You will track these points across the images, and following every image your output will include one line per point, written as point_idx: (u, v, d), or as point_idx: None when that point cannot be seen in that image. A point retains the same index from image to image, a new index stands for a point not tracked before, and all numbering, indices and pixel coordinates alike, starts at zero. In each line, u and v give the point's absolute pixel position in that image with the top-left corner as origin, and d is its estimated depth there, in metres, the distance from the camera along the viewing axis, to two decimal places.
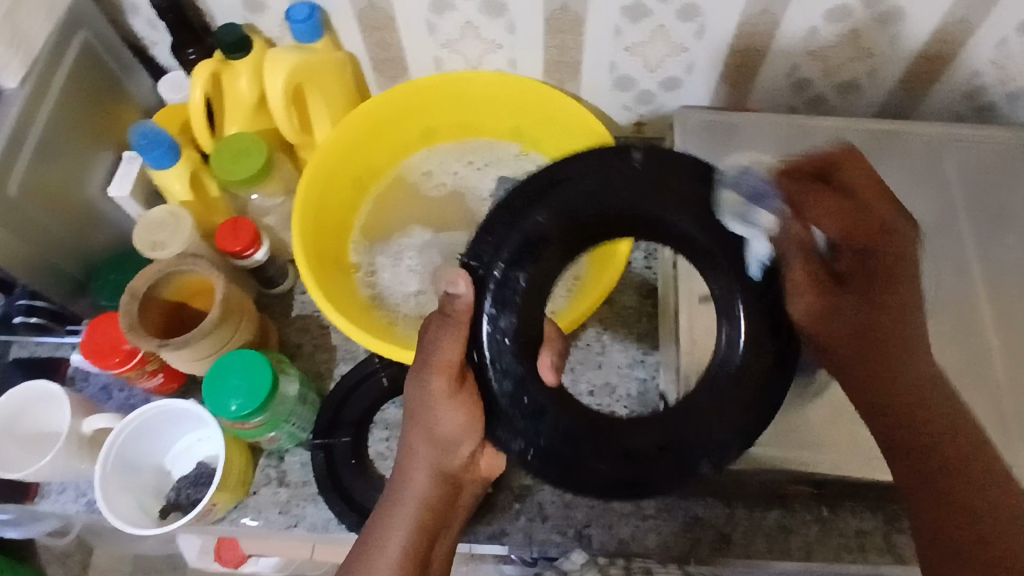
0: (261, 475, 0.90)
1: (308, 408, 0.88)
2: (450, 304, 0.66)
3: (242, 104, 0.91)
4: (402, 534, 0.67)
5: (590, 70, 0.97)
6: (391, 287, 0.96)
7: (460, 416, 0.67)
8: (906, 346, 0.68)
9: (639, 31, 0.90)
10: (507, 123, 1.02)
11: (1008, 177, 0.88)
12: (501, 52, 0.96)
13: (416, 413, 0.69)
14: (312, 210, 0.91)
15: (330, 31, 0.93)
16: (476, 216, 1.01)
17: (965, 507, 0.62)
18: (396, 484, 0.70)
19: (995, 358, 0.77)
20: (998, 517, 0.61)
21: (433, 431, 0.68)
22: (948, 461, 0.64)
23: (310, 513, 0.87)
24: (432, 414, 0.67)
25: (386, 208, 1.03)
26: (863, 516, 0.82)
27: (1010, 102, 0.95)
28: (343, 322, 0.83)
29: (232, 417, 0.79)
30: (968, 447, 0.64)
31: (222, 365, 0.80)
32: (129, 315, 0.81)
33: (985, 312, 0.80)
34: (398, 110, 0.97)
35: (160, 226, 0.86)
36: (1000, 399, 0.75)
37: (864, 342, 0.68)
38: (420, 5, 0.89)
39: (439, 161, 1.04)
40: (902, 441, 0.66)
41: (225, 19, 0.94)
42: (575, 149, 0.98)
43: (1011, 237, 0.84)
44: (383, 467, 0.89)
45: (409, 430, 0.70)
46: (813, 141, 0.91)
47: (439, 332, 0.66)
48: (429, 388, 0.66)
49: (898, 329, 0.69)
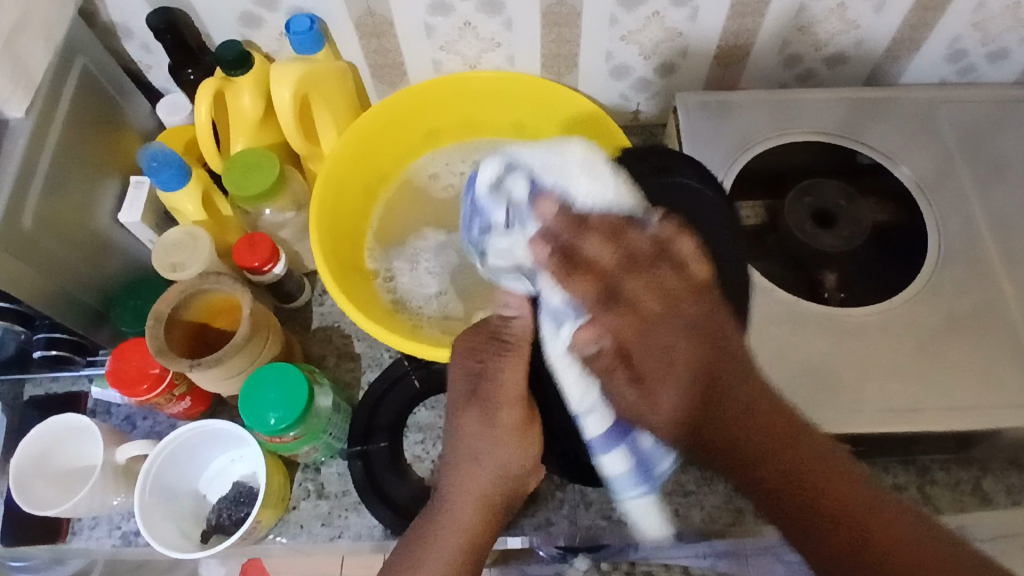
0: (299, 489, 0.89)
1: (342, 416, 0.88)
2: (506, 330, 0.72)
3: (247, 120, 0.91)
4: (449, 545, 0.70)
5: (588, 62, 0.99)
6: (411, 290, 0.97)
7: (501, 425, 0.72)
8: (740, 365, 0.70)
9: (634, 19, 0.92)
10: (509, 120, 1.03)
11: (998, 131, 0.92)
12: (500, 50, 0.97)
13: (461, 430, 0.73)
14: (326, 217, 0.91)
15: (328, 41, 0.93)
16: None
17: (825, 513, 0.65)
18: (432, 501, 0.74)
19: (1010, 302, 0.80)
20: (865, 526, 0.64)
21: (476, 452, 0.73)
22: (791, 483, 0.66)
23: (353, 523, 0.87)
24: (488, 439, 0.72)
25: (396, 213, 1.03)
26: (896, 472, 0.84)
27: (989, 62, 0.99)
28: (374, 326, 0.83)
29: (270, 431, 0.79)
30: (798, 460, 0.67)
31: (257, 379, 0.80)
32: (157, 338, 0.80)
33: (994, 260, 0.83)
34: (401, 113, 0.97)
35: (178, 247, 0.87)
36: (1019, 339, 0.78)
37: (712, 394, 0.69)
38: (418, 8, 0.89)
39: (444, 163, 1.05)
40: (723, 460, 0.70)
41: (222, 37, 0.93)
42: None
43: (1010, 187, 0.88)
44: (421, 469, 0.89)
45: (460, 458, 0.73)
46: (808, 112, 0.94)
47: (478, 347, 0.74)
48: (496, 419, 0.72)
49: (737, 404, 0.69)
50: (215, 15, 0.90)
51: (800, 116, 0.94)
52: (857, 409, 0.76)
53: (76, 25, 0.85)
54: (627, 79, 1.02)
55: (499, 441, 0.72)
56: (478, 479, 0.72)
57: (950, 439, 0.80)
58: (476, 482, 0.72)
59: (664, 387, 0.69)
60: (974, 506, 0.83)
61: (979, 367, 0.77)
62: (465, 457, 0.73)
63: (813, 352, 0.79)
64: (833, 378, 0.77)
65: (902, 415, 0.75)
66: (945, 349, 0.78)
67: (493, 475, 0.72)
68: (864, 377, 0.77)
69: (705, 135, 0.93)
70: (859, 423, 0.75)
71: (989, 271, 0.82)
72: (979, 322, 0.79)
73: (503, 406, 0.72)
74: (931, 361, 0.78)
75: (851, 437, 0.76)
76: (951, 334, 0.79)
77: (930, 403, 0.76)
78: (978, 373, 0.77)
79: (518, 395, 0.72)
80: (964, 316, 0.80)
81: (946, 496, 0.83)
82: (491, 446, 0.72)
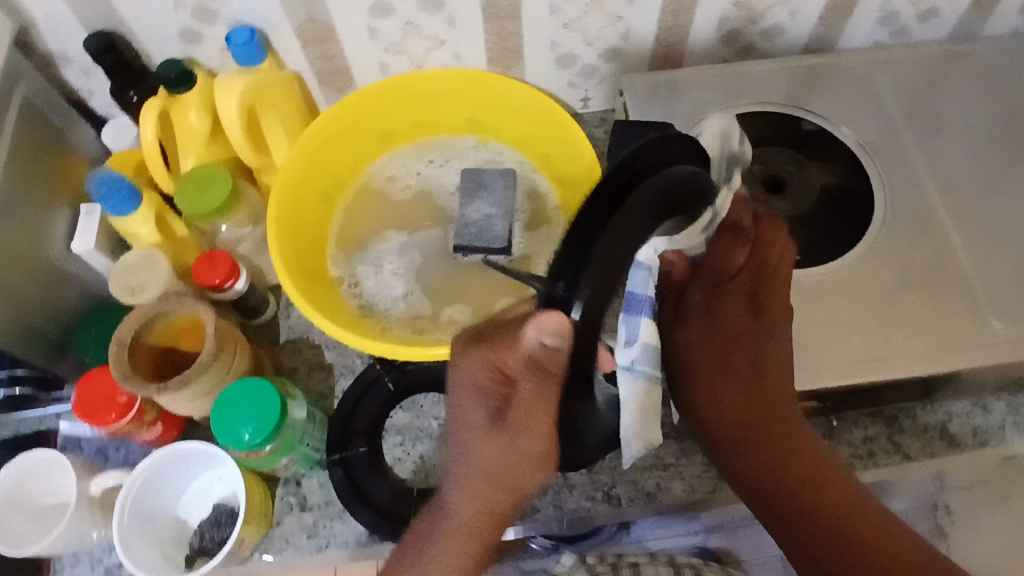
0: (282, 504, 0.89)
1: (318, 425, 0.88)
2: (542, 357, 0.59)
3: (195, 136, 0.90)
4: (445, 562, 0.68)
5: (534, 54, 0.99)
6: (378, 293, 0.97)
7: (512, 439, 0.66)
8: (761, 337, 0.77)
9: (574, 6, 0.92)
10: (460, 117, 1.03)
11: (934, 88, 0.95)
12: (446, 47, 0.97)
13: (462, 438, 0.68)
14: (284, 226, 0.91)
15: (272, 52, 0.92)
16: (448, 210, 1.03)
17: (800, 506, 0.72)
18: (434, 505, 0.71)
19: (959, 250, 0.83)
20: (833, 506, 0.72)
21: (479, 462, 0.67)
22: (789, 485, 0.74)
23: (339, 531, 0.86)
24: (502, 464, 0.67)
25: (355, 218, 1.03)
26: (865, 424, 0.87)
27: (920, 22, 1.02)
28: (342, 332, 0.83)
29: (246, 446, 0.78)
30: (787, 447, 0.75)
31: (229, 397, 0.79)
32: (121, 365, 0.79)
33: (940, 212, 0.85)
34: (352, 117, 0.97)
35: (136, 270, 0.86)
36: (970, 284, 0.81)
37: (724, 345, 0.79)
38: (360, 11, 0.89)
39: (400, 165, 1.05)
40: (735, 429, 0.77)
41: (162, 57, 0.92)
42: (530, 129, 1.01)
43: (949, 141, 0.91)
44: (402, 469, 0.90)
45: (465, 470, 0.68)
46: (753, 85, 0.96)
47: (487, 356, 0.67)
48: (517, 442, 0.65)
49: (752, 355, 0.78)
50: (152, 34, 0.88)
51: (745, 89, 0.96)
52: (821, 366, 0.78)
53: (10, 56, 0.83)
54: (574, 68, 1.02)
55: (509, 458, 0.66)
56: (481, 488, 0.68)
57: (913, 389, 0.82)
58: (480, 496, 0.68)
59: (681, 329, 0.80)
60: (942, 451, 0.86)
61: (934, 315, 0.79)
62: (462, 463, 0.68)
63: None
64: (797, 337, 0.79)
65: (866, 367, 0.77)
66: (900, 302, 0.81)
67: (497, 491, 0.68)
68: (826, 332, 0.79)
69: (654, 116, 0.94)
70: (824, 379, 0.77)
71: (936, 224, 0.85)
72: (929, 273, 0.82)
73: (516, 426, 0.65)
74: (888, 315, 0.80)
75: (816, 393, 0.78)
76: (906, 288, 0.81)
77: (890, 353, 0.78)
78: (933, 322, 0.79)
79: (539, 420, 0.64)
80: (915, 265, 0.82)
81: (914, 444, 0.86)
82: (492, 455, 0.67)
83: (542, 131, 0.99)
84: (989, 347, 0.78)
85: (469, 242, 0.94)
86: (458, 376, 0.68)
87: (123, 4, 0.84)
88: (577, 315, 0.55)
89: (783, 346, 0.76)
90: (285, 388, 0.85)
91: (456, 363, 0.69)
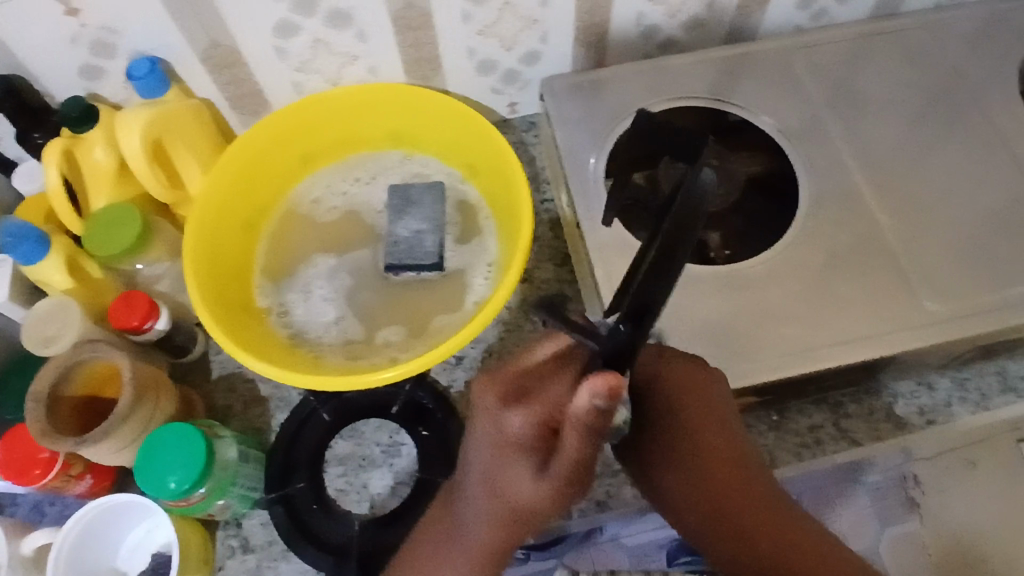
0: (223, 547, 0.85)
1: (253, 464, 0.85)
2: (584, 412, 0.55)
3: (102, 174, 0.87)
4: None
5: (454, 60, 0.96)
6: (308, 321, 0.93)
7: (551, 488, 0.60)
8: (721, 450, 0.71)
9: (486, 12, 0.90)
10: (383, 131, 1.00)
11: (853, 68, 0.94)
12: (360, 62, 0.94)
13: (486, 473, 0.62)
14: (202, 257, 0.88)
15: (177, 81, 0.89)
16: (377, 229, 1.00)
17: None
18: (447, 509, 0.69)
19: (886, 229, 0.82)
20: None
21: (509, 500, 0.62)
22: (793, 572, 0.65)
23: (284, 570, 0.84)
24: (532, 497, 0.61)
25: (283, 246, 0.99)
26: (811, 412, 0.86)
27: (839, 3, 1.01)
28: (268, 367, 0.79)
29: (174, 495, 0.75)
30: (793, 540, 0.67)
31: (153, 442, 0.76)
32: (38, 421, 0.75)
33: (866, 192, 0.85)
34: (268, 140, 0.94)
35: (47, 320, 0.82)
36: (899, 262, 0.81)
37: (718, 467, 0.71)
38: (263, 33, 0.86)
39: (325, 185, 1.02)
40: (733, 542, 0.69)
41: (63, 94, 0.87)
42: (456, 139, 0.98)
43: (871, 121, 0.90)
44: (348, 502, 0.86)
45: (488, 497, 0.63)
46: (674, 79, 0.95)
47: (532, 409, 0.59)
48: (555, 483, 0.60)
49: (712, 466, 0.71)
50: (48, 74, 0.84)
51: (666, 84, 0.94)
52: (756, 359, 0.76)
53: None
54: (496, 73, 1.00)
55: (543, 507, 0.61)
56: (503, 517, 0.63)
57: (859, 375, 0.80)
58: (504, 527, 0.63)
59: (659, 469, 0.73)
60: (891, 435, 0.85)
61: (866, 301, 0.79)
62: (486, 498, 0.63)
63: (709, 310, 0.79)
64: (729, 331, 0.78)
65: (801, 357, 0.76)
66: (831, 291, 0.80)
67: (519, 521, 0.63)
68: (758, 325, 0.78)
69: (577, 117, 0.92)
70: (760, 372, 0.75)
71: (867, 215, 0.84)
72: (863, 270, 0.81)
73: (559, 479, 0.60)
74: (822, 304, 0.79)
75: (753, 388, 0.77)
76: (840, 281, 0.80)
77: (822, 341, 0.77)
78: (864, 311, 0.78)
79: (586, 467, 0.59)
80: (843, 247, 0.82)
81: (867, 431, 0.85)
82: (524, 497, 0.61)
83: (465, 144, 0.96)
84: (924, 326, 0.77)
85: (400, 259, 0.93)
86: (495, 418, 0.60)
87: (11, 41, 0.80)
88: (629, 335, 0.55)
89: (718, 434, 0.72)
90: (212, 430, 0.82)
91: (490, 407, 0.61)
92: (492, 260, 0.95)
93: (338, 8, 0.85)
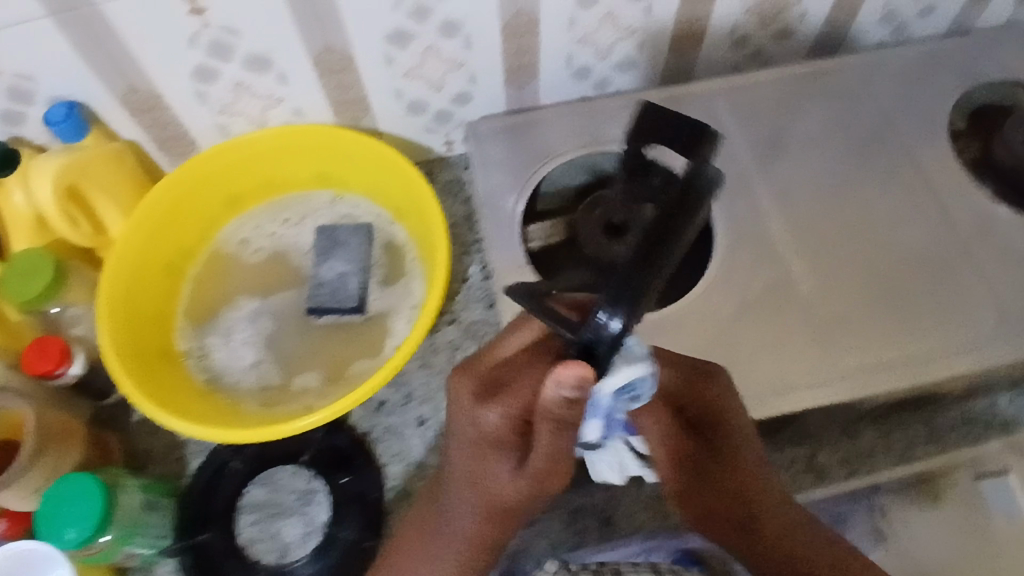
0: (248, 500, 0.99)
1: (160, 512, 0.95)
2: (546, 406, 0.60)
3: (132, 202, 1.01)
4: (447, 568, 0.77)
5: (546, 58, 0.99)
6: (228, 364, 1.04)
7: (526, 483, 0.70)
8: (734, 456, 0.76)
9: (590, 18, 0.93)
10: (338, 170, 1.09)
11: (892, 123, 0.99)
12: (463, 70, 0.98)
13: (473, 465, 0.71)
14: (120, 299, 0.98)
15: (287, 84, 0.95)
16: (302, 270, 1.10)
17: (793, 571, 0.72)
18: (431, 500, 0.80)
19: (872, 280, 0.89)
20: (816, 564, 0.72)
21: (486, 490, 0.72)
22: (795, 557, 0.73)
23: (308, 514, 0.97)
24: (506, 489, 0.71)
25: (207, 287, 1.10)
26: None
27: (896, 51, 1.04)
28: (206, 433, 0.86)
29: (71, 545, 0.82)
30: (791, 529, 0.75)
31: (55, 494, 0.83)
32: None
33: (871, 248, 0.91)
34: (230, 173, 1.05)
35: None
36: (883, 315, 0.87)
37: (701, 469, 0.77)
38: (376, 37, 0.90)
39: (259, 223, 1.13)
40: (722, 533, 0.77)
41: (191, 119, 0.97)
42: (422, 195, 1.01)
43: (891, 181, 0.95)
44: (257, 551, 0.96)
45: (459, 491, 0.74)
46: None
47: (506, 404, 0.67)
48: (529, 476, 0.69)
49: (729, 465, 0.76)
50: (168, 78, 0.89)
51: None
52: None
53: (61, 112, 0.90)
54: (590, 70, 1.03)
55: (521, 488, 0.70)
56: (479, 511, 0.74)
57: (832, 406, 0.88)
58: (479, 510, 0.74)
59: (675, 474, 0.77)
60: (809, 484, 0.92)
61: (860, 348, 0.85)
62: (475, 491, 0.72)
63: None
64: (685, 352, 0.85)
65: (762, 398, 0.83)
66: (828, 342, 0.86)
67: (494, 509, 0.73)
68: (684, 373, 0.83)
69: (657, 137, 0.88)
70: None
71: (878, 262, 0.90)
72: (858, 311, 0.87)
73: (534, 472, 0.69)
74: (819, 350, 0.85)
75: None
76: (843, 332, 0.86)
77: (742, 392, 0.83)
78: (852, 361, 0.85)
79: (561, 469, 0.69)
80: (826, 296, 0.88)
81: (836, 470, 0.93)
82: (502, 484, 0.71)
83: (535, 158, 0.99)
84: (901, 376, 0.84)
85: (320, 304, 1.03)
86: (471, 416, 0.69)
87: (144, 58, 0.85)
88: (621, 324, 0.50)
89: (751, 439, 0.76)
90: (115, 477, 0.91)
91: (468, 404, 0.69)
92: (416, 303, 1.05)
93: (450, 19, 0.89)
